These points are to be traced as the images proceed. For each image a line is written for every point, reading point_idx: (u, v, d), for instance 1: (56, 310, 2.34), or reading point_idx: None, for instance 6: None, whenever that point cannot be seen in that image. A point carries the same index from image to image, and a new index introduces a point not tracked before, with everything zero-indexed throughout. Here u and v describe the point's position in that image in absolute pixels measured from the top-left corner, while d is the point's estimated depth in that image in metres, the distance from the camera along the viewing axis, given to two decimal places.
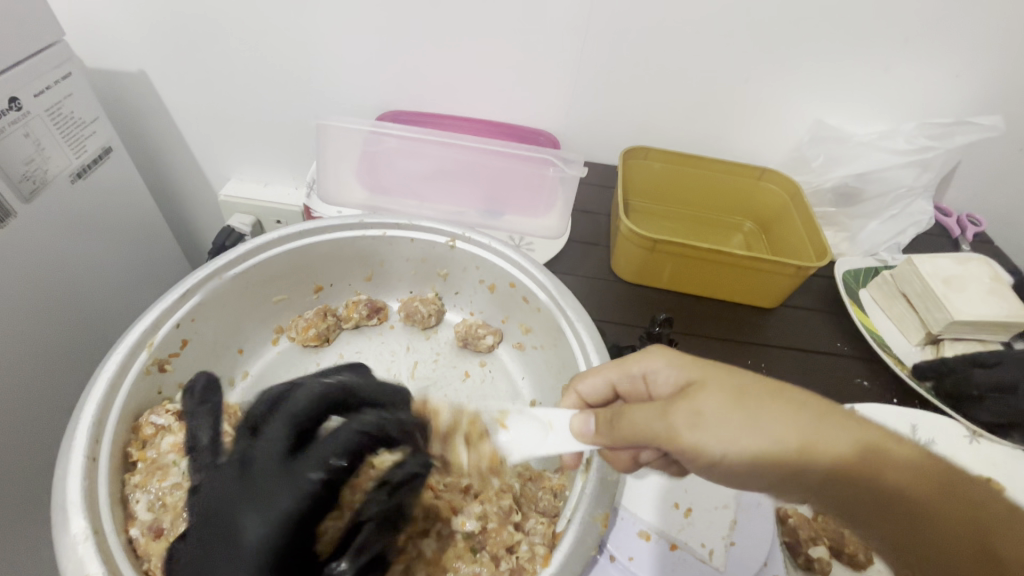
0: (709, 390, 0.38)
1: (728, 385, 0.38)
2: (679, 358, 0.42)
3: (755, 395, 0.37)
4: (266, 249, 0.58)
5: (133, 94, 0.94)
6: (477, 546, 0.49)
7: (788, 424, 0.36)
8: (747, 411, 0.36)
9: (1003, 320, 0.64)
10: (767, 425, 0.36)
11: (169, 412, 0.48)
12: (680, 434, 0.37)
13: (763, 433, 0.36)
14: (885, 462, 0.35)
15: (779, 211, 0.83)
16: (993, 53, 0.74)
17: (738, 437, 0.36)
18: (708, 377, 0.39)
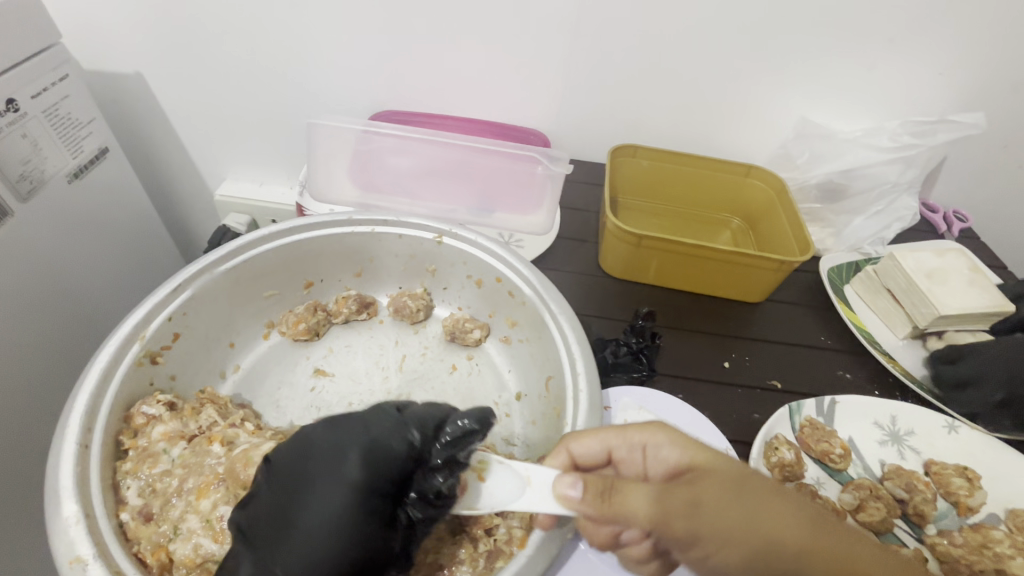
0: (711, 480, 0.39)
1: (729, 477, 0.39)
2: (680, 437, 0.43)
3: (755, 490, 0.38)
4: (257, 245, 0.59)
5: (129, 95, 0.96)
6: (456, 527, 0.48)
7: (786, 522, 0.37)
8: (741, 498, 0.38)
9: (985, 311, 0.65)
10: (767, 525, 0.37)
11: (159, 402, 0.49)
12: (674, 521, 0.37)
13: (757, 527, 0.37)
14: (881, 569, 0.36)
15: (765, 207, 0.84)
16: (974, 50, 0.75)
17: (739, 541, 0.36)
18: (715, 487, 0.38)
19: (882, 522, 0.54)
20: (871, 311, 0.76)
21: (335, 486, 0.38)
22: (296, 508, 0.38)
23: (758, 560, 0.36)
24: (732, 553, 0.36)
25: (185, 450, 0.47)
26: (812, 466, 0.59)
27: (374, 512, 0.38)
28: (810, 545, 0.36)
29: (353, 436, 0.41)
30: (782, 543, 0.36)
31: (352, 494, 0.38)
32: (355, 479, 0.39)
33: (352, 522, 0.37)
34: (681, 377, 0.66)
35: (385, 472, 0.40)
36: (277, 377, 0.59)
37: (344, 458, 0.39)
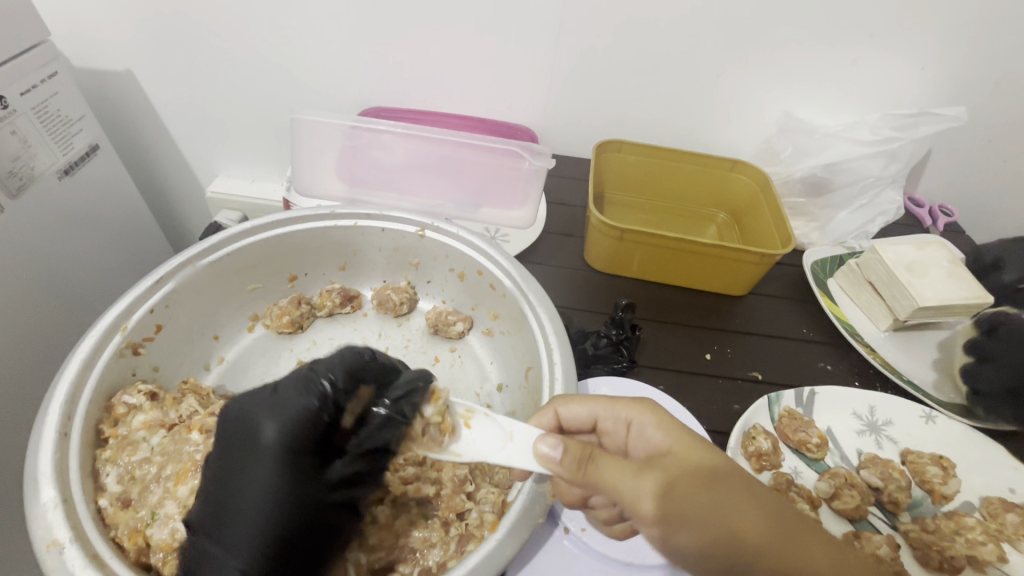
0: (684, 468, 0.39)
1: (700, 468, 0.39)
2: (672, 425, 0.42)
3: (722, 484, 0.38)
4: (240, 239, 0.60)
5: (120, 93, 0.96)
6: (431, 511, 0.49)
7: (746, 516, 0.37)
8: (714, 488, 0.38)
9: (966, 302, 0.65)
10: (727, 521, 0.37)
11: (141, 392, 0.50)
12: (643, 504, 0.37)
13: (722, 520, 0.37)
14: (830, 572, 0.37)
15: (749, 201, 0.85)
16: (956, 44, 0.76)
17: (700, 528, 0.36)
18: (694, 471, 0.39)
19: (856, 510, 0.55)
20: (854, 304, 0.76)
21: (256, 457, 0.40)
22: (224, 482, 0.40)
23: (712, 548, 0.36)
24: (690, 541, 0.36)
25: (166, 439, 0.48)
26: (789, 455, 0.60)
27: (294, 477, 0.40)
28: (761, 539, 0.37)
29: (268, 405, 0.42)
30: (735, 537, 0.36)
31: (272, 462, 0.40)
32: (271, 451, 0.40)
33: (273, 489, 0.40)
34: (662, 369, 0.66)
35: (303, 436, 0.41)
36: (261, 369, 0.60)
37: (259, 427, 0.41)
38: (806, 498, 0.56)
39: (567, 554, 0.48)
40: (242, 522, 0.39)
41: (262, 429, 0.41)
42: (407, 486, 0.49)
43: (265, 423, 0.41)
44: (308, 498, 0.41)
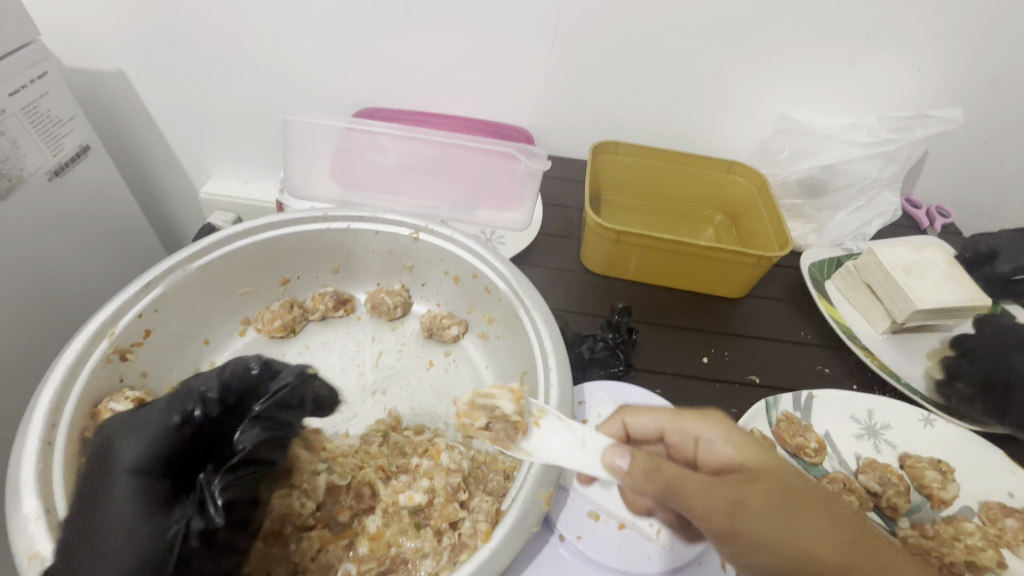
0: (764, 485, 0.40)
1: (779, 487, 0.40)
2: (742, 442, 0.43)
3: (801, 505, 0.39)
4: (230, 242, 0.59)
5: (112, 93, 0.95)
6: (423, 521, 0.48)
7: (816, 533, 0.38)
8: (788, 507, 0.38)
9: (963, 304, 0.64)
10: (805, 543, 0.37)
11: (128, 398, 0.49)
12: (714, 518, 0.38)
13: (798, 539, 0.37)
14: None
15: (746, 203, 0.85)
16: (953, 45, 0.75)
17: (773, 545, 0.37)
18: (770, 491, 0.39)
19: (854, 515, 0.54)
20: (852, 306, 0.76)
21: (109, 476, 0.41)
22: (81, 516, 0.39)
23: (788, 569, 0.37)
24: (763, 557, 0.37)
25: None
26: (787, 459, 0.59)
27: (149, 496, 0.41)
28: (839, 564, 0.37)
29: (122, 428, 0.44)
30: (816, 561, 0.37)
31: (124, 483, 0.41)
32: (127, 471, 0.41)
33: (127, 513, 0.39)
34: (660, 373, 0.66)
35: (157, 451, 0.43)
36: None
37: (115, 453, 0.42)
38: None
39: (562, 563, 0.47)
40: (101, 551, 0.37)
41: (116, 453, 0.42)
42: (398, 494, 0.48)
43: (117, 442, 0.43)
44: (159, 515, 0.40)
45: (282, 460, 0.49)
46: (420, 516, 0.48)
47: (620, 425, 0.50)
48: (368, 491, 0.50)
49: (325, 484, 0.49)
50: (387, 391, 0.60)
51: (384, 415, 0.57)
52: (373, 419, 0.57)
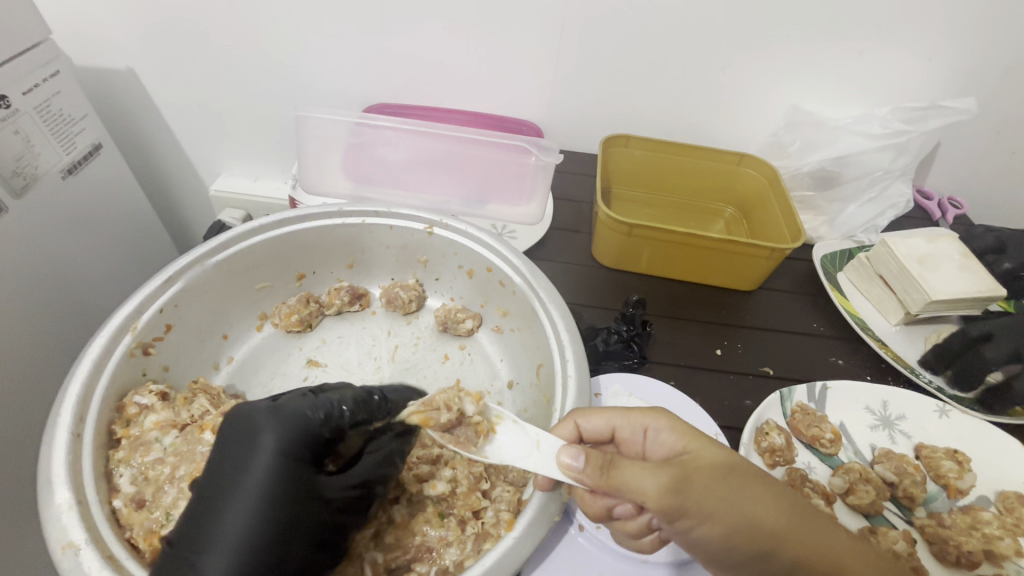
0: (702, 459, 0.40)
1: (718, 460, 0.40)
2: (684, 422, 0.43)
3: (740, 471, 0.39)
4: (246, 237, 0.59)
5: (122, 91, 0.96)
6: (447, 510, 0.48)
7: (761, 503, 0.38)
8: (729, 477, 0.38)
9: (977, 295, 0.64)
10: (746, 507, 0.37)
11: (152, 392, 0.50)
12: (663, 497, 0.37)
13: (744, 510, 0.37)
14: (840, 552, 0.38)
15: (758, 196, 0.85)
16: (968, 35, 0.75)
17: (721, 515, 0.37)
18: (715, 460, 0.39)
19: (871, 505, 0.54)
20: (863, 297, 0.75)
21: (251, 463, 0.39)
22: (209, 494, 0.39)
23: (736, 533, 0.37)
24: (714, 526, 0.37)
25: (177, 439, 0.47)
26: (802, 450, 0.59)
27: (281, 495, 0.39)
28: (782, 524, 0.37)
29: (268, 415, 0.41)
30: (760, 527, 0.37)
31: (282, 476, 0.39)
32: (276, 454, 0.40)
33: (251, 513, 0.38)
34: (674, 365, 0.66)
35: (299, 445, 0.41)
36: (271, 367, 0.60)
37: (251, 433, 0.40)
38: (820, 493, 0.55)
39: (582, 553, 0.47)
40: (232, 531, 0.37)
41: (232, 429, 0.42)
42: (422, 483, 0.49)
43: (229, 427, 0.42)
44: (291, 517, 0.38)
45: None
46: (443, 504, 0.48)
47: (571, 428, 0.47)
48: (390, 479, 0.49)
49: None
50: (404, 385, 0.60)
51: None
52: None
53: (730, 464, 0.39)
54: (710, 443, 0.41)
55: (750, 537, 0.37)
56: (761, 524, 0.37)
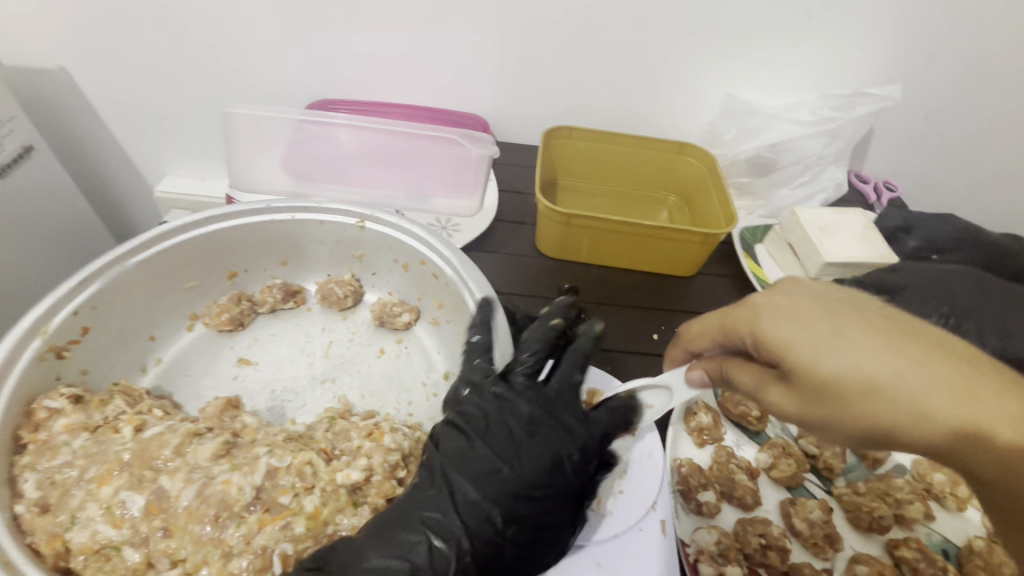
0: (815, 335, 0.38)
1: (836, 335, 0.37)
2: (797, 307, 0.40)
3: (867, 337, 0.37)
4: (170, 237, 0.58)
5: (55, 91, 0.93)
6: (361, 499, 0.44)
7: (868, 393, 0.36)
8: (860, 347, 0.37)
9: (870, 261, 0.70)
10: (847, 401, 0.36)
11: (63, 396, 0.48)
12: (776, 400, 0.40)
13: (865, 384, 0.36)
14: (929, 422, 0.35)
15: (696, 183, 0.86)
16: (892, 22, 0.77)
17: (850, 401, 0.36)
18: (821, 337, 0.38)
19: (792, 477, 0.55)
20: (775, 265, 0.79)
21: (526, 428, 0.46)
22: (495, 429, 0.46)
23: (875, 423, 0.36)
24: (854, 414, 0.37)
25: (88, 441, 0.46)
26: (731, 428, 0.60)
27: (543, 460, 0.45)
28: (912, 394, 0.35)
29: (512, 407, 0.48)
30: (908, 417, 0.35)
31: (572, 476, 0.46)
32: (573, 447, 0.46)
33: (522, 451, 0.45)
34: (610, 351, 0.67)
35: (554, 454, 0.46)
36: (200, 367, 0.59)
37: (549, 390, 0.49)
38: (744, 469, 0.56)
39: None
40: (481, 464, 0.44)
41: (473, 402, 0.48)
42: (336, 472, 0.44)
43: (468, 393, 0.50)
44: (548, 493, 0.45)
45: (219, 440, 0.45)
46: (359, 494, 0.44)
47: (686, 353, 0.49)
48: (306, 468, 0.44)
49: (265, 467, 0.43)
50: (336, 379, 0.60)
51: (333, 403, 0.57)
52: (322, 408, 0.57)
53: (845, 328, 0.38)
54: (815, 314, 0.39)
55: (850, 420, 0.37)
56: (873, 412, 0.36)
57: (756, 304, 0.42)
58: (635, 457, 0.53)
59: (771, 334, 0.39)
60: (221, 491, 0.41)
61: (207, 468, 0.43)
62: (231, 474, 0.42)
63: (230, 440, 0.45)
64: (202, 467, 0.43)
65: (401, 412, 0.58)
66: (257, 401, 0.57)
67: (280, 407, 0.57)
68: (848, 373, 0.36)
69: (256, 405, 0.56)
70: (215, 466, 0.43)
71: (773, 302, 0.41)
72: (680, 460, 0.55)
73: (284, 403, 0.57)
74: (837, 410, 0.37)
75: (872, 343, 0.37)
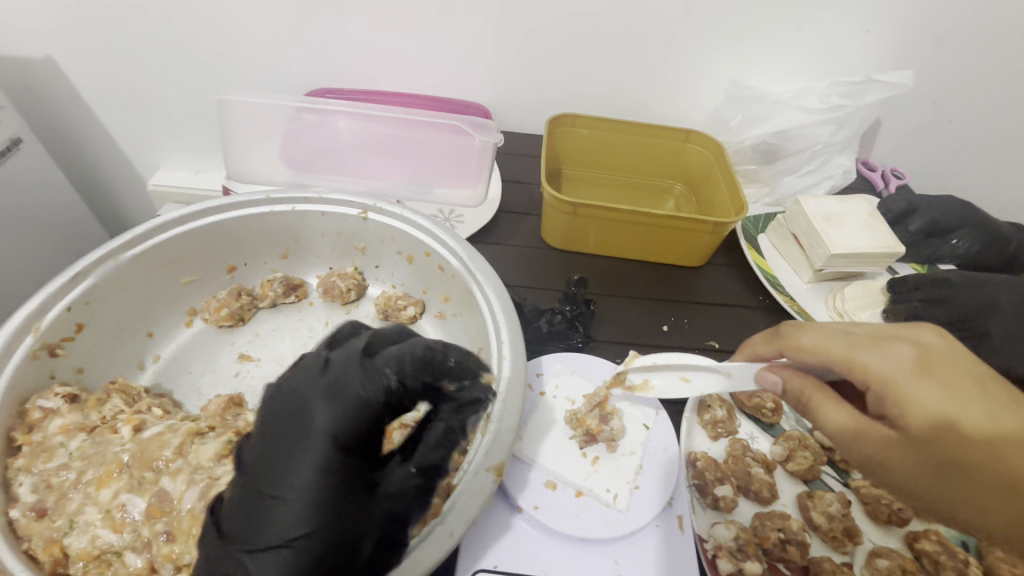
0: (944, 403, 0.38)
1: (967, 402, 0.38)
2: (935, 369, 0.39)
3: (991, 415, 0.38)
4: (167, 229, 0.56)
5: (42, 81, 0.90)
6: None
7: (975, 462, 0.37)
8: (984, 422, 0.37)
9: (879, 250, 0.68)
10: (941, 463, 0.37)
11: (58, 395, 0.47)
12: (866, 444, 0.40)
13: (973, 457, 0.37)
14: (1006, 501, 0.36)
15: (704, 171, 0.85)
16: (903, 4, 0.76)
17: (948, 466, 0.37)
18: (953, 401, 0.38)
19: (808, 470, 0.54)
20: (780, 257, 0.78)
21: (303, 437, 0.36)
22: (273, 440, 0.37)
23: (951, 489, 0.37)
24: (940, 478, 0.37)
25: (85, 442, 0.44)
26: (745, 421, 0.59)
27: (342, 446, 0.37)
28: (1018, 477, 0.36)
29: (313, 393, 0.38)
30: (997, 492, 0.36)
31: (329, 452, 0.36)
32: (325, 403, 0.37)
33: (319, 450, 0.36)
34: (620, 343, 0.66)
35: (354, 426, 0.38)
36: (201, 364, 0.58)
37: (327, 369, 0.39)
38: (760, 462, 0.55)
39: (524, 537, 0.47)
40: (287, 498, 0.34)
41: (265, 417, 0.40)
42: None
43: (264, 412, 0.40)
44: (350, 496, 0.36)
45: (222, 439, 0.43)
46: None
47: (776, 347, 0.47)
48: None
49: None
50: None
51: None
52: None
53: (979, 400, 0.38)
54: (956, 381, 0.39)
55: (936, 485, 0.37)
56: (966, 478, 0.37)
57: (894, 348, 0.41)
58: (649, 452, 0.53)
59: (902, 383, 0.39)
60: (226, 493, 0.40)
61: (211, 469, 0.41)
62: (236, 475, 0.41)
63: (234, 438, 0.44)
64: (205, 468, 0.41)
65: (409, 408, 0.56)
66: (259, 398, 0.55)
67: None
68: (940, 438, 0.37)
69: (259, 403, 0.55)
70: (219, 466, 0.41)
71: (917, 354, 0.40)
72: (695, 454, 0.53)
73: None
74: (932, 473, 0.37)
75: (998, 423, 0.37)
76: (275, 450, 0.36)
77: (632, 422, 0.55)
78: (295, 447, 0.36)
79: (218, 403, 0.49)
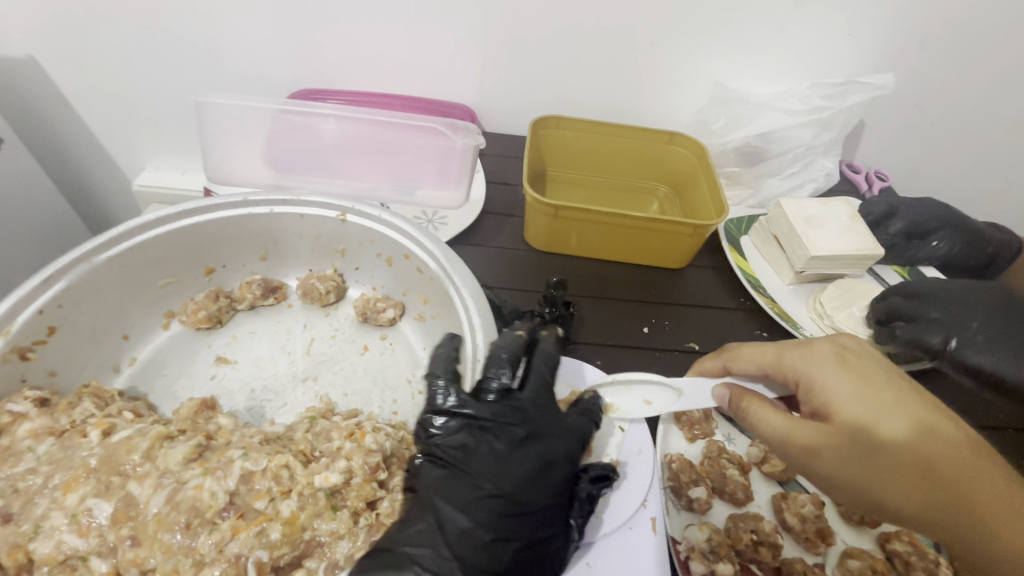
0: (853, 384, 0.45)
1: (866, 378, 0.45)
2: (845, 370, 0.46)
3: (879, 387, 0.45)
4: (142, 231, 0.56)
5: (23, 81, 0.89)
6: (340, 502, 0.43)
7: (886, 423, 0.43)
8: (869, 388, 0.45)
9: (857, 252, 0.68)
10: (862, 435, 0.43)
11: (28, 399, 0.47)
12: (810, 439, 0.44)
13: (876, 420, 0.43)
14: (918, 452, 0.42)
15: (687, 173, 0.85)
16: (884, 8, 0.76)
17: (864, 434, 0.43)
18: (850, 383, 0.45)
19: (784, 472, 0.54)
20: (762, 259, 0.79)
21: (497, 457, 0.43)
22: (477, 454, 0.43)
23: (872, 456, 0.42)
24: (863, 452, 0.42)
25: (53, 445, 0.44)
26: (723, 423, 0.59)
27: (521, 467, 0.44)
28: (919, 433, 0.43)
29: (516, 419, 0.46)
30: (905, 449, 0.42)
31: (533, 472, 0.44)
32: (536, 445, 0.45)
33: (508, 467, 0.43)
34: (600, 344, 0.66)
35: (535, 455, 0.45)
36: (177, 366, 0.57)
37: (501, 396, 0.47)
38: (736, 464, 0.55)
39: None
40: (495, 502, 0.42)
41: (451, 424, 0.45)
42: (314, 473, 0.43)
43: (437, 420, 0.46)
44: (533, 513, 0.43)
45: (192, 443, 0.43)
46: (337, 497, 0.43)
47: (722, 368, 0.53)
48: (284, 471, 0.42)
49: (239, 471, 0.41)
50: (318, 377, 0.58)
51: (315, 401, 0.56)
52: (303, 407, 0.55)
53: (868, 380, 0.45)
54: (855, 370, 0.46)
55: (869, 461, 0.42)
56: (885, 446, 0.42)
57: (807, 353, 0.48)
58: (625, 455, 0.52)
59: (842, 392, 0.45)
60: (193, 496, 0.40)
61: (179, 473, 0.41)
62: (203, 479, 0.41)
63: (203, 442, 0.44)
64: (173, 472, 0.41)
65: (385, 411, 0.56)
66: (235, 401, 0.55)
67: (260, 407, 0.55)
68: (862, 413, 0.44)
69: (233, 405, 0.55)
70: (186, 470, 0.42)
71: (820, 355, 0.47)
72: (670, 456, 0.54)
73: (263, 403, 0.55)
74: (862, 451, 0.42)
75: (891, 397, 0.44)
76: (475, 463, 0.43)
77: (609, 424, 0.54)
78: (493, 466, 0.43)
79: (189, 405, 0.49)
